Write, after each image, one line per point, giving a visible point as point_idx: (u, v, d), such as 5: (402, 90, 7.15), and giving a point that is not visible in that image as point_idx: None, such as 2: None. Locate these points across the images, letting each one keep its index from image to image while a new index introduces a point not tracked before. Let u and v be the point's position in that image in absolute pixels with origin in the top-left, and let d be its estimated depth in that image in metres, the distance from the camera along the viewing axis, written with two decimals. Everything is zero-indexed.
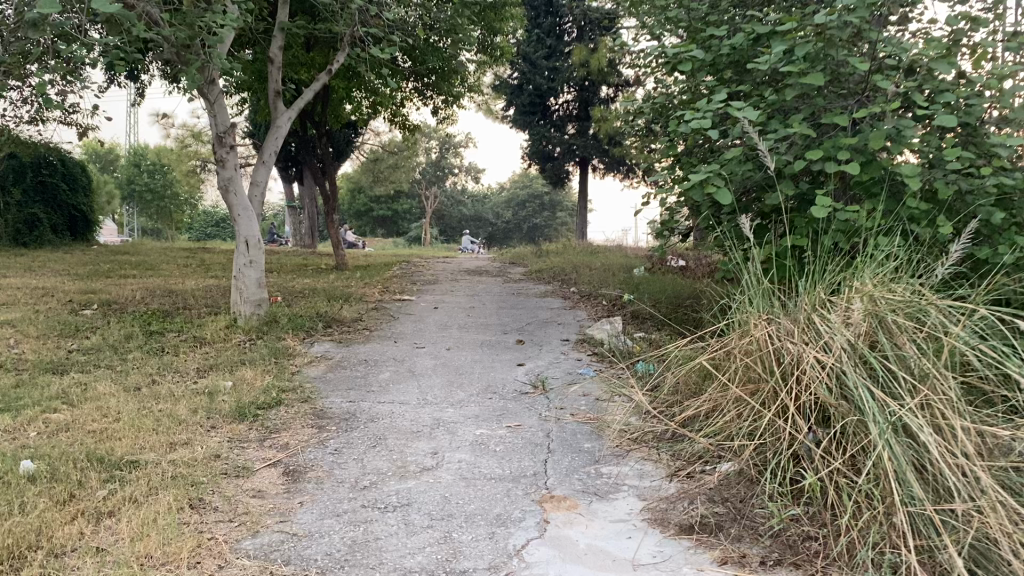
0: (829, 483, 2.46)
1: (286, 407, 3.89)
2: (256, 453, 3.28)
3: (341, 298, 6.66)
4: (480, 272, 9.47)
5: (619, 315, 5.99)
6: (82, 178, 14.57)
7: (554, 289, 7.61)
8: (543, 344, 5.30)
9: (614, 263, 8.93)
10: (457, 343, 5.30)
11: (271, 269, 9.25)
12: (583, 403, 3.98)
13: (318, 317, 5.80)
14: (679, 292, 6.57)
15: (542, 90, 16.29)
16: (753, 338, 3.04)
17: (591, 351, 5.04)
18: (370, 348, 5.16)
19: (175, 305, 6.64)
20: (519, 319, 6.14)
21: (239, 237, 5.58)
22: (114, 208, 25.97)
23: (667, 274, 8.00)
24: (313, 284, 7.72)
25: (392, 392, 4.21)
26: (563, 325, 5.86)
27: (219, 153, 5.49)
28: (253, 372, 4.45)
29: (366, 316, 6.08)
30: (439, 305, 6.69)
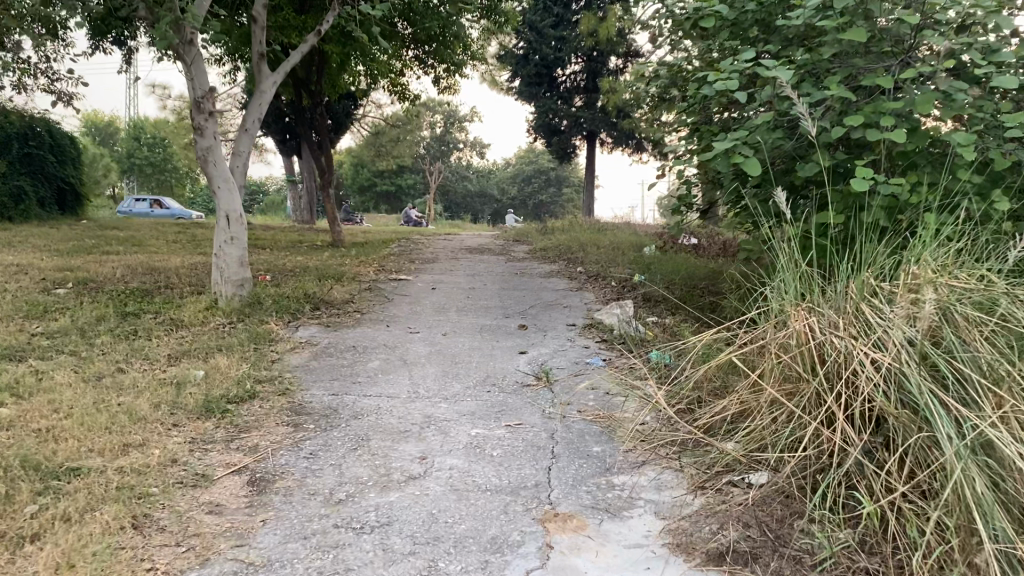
0: (889, 509, 2.04)
1: (260, 402, 3.48)
2: (219, 457, 2.89)
3: (332, 278, 6.25)
4: (483, 250, 9.05)
5: (630, 298, 5.57)
6: (72, 150, 14.16)
7: (559, 269, 7.19)
8: (548, 329, 4.89)
9: (624, 241, 8.49)
10: (454, 328, 4.88)
11: (263, 246, 8.84)
12: (592, 398, 3.59)
13: (305, 299, 5.39)
14: (694, 273, 6.14)
15: (549, 60, 15.74)
16: (792, 330, 2.61)
17: (599, 338, 4.62)
18: (359, 333, 4.74)
19: (157, 284, 6.24)
20: (522, 301, 5.72)
21: (220, 211, 5.17)
22: (112, 183, 25.57)
23: (680, 254, 7.56)
24: (306, 262, 7.32)
25: (381, 383, 3.80)
26: (570, 309, 5.44)
27: (197, 120, 5.04)
28: (228, 360, 4.05)
29: (357, 297, 5.67)
30: (437, 285, 6.28)
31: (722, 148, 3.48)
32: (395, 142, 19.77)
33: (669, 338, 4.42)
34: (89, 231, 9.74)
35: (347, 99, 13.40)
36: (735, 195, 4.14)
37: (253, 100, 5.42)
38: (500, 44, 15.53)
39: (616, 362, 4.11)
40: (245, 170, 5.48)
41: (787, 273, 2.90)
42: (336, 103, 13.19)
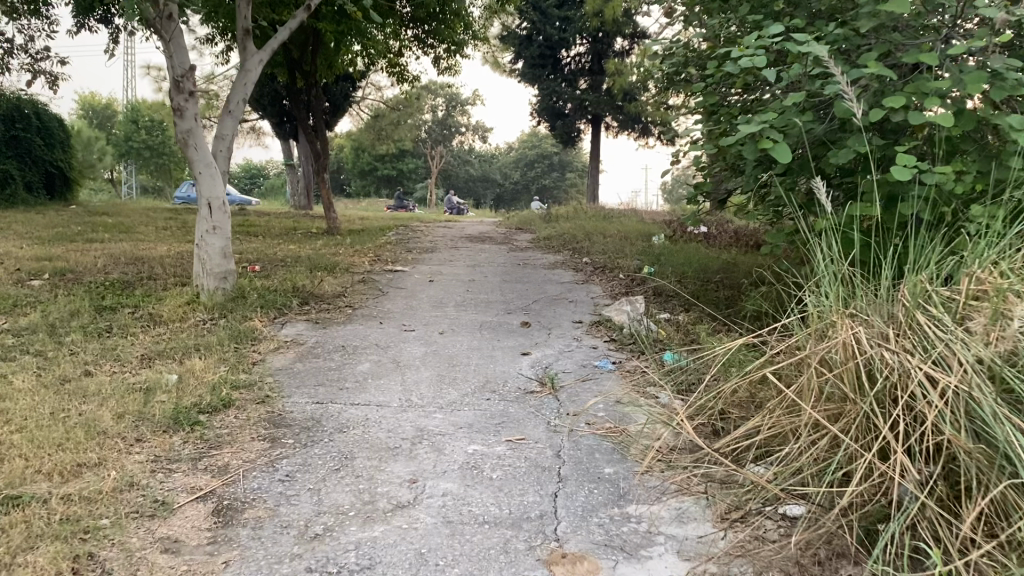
0: (963, 565, 1.72)
1: (236, 413, 3.16)
2: (184, 480, 2.56)
3: (325, 269, 5.92)
4: (484, 238, 8.72)
5: (639, 293, 5.23)
6: (60, 133, 13.83)
7: (564, 259, 6.85)
8: (552, 327, 4.56)
9: (631, 229, 8.15)
10: (452, 325, 4.55)
11: (256, 234, 8.50)
12: (601, 409, 3.26)
13: (294, 292, 5.06)
14: (707, 266, 5.80)
15: (552, 42, 15.31)
16: (836, 342, 2.27)
17: (608, 338, 4.29)
18: (350, 331, 4.42)
19: (139, 275, 5.90)
20: (525, 295, 5.38)
21: (201, 199, 4.82)
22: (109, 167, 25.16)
23: (690, 243, 7.22)
24: (298, 251, 6.98)
25: (370, 389, 3.48)
26: (576, 305, 5.10)
27: (175, 100, 4.68)
28: (204, 363, 3.72)
29: (350, 291, 5.34)
30: (435, 277, 5.94)
31: (747, 132, 3.13)
32: (396, 126, 19.36)
33: (684, 341, 4.09)
34: (76, 217, 9.40)
35: (345, 81, 13.00)
36: (758, 183, 3.79)
37: (237, 79, 5.05)
38: (503, 25, 15.11)
39: (628, 366, 3.78)
40: (229, 155, 5.13)
41: (825, 272, 2.55)
42: (333, 85, 12.80)
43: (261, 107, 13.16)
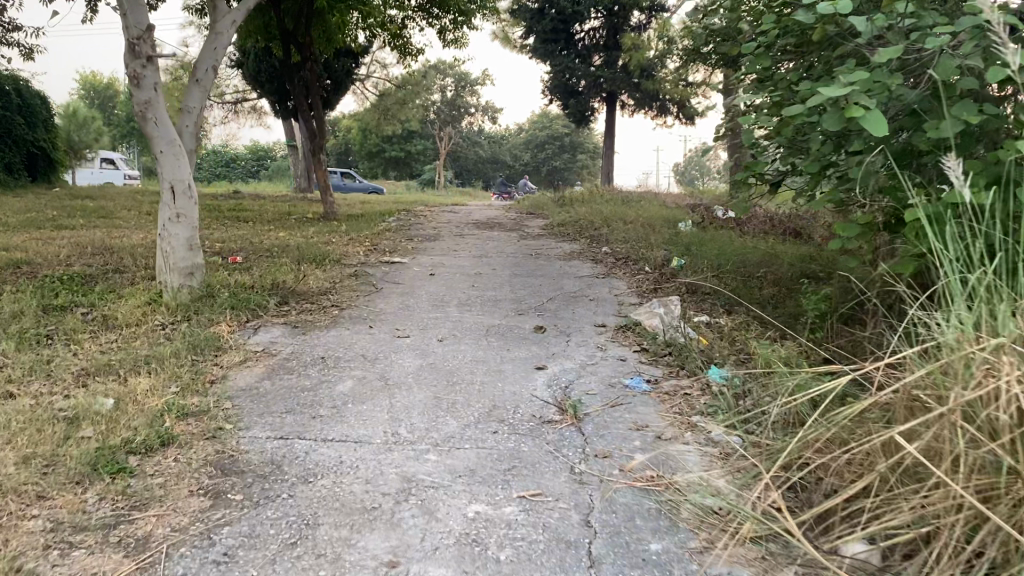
0: None
1: (176, 456, 2.49)
2: (85, 560, 1.90)
3: (312, 262, 5.25)
4: (492, 224, 8.04)
5: (669, 290, 4.55)
6: (42, 111, 13.21)
7: (581, 249, 6.16)
8: (571, 332, 3.89)
9: (653, 214, 7.41)
10: (454, 331, 3.87)
11: (245, 219, 7.83)
12: (637, 446, 2.58)
13: (272, 289, 4.39)
14: (745, 258, 5.11)
15: (566, 16, 14.44)
16: (992, 395, 1.57)
17: (639, 349, 3.61)
18: (334, 338, 3.75)
19: (104, 267, 5.25)
20: (540, 292, 4.70)
21: (163, 182, 4.14)
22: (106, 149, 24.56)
23: (720, 230, 6.53)
24: (285, 239, 6.30)
25: (349, 418, 2.80)
26: (598, 304, 4.42)
27: (130, 67, 3.97)
28: (151, 383, 3.05)
29: (338, 287, 4.67)
30: (437, 270, 5.26)
31: (830, 96, 2.41)
32: (403, 107, 18.57)
33: (734, 358, 3.41)
34: (53, 200, 8.76)
35: (345, 57, 12.24)
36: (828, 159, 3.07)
37: (206, 44, 4.34)
38: None
39: (666, 388, 3.10)
40: (198, 132, 4.43)
41: (957, 283, 1.86)
42: (333, 61, 12.04)
43: (258, 84, 12.43)
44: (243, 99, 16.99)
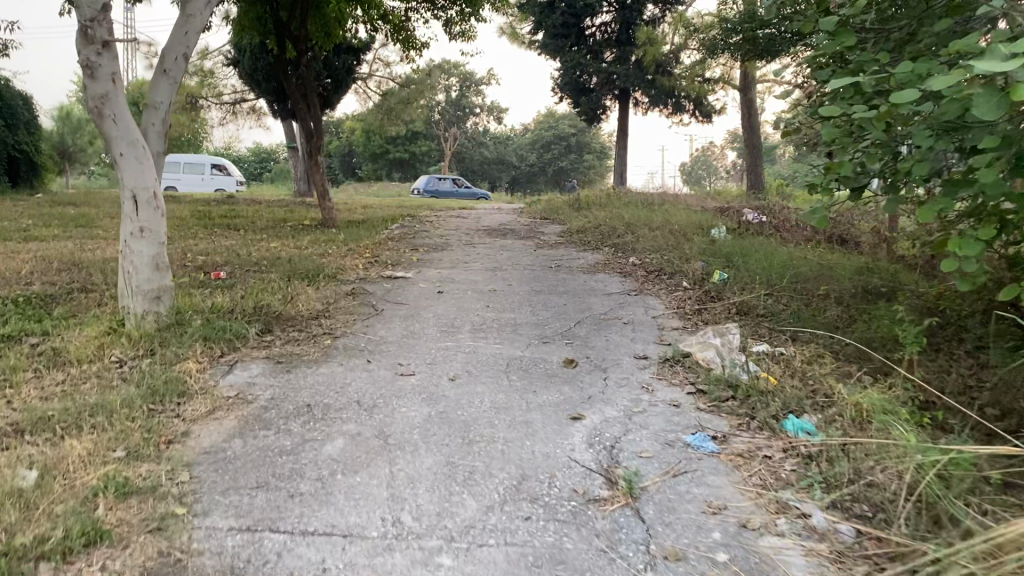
0: None
1: (105, 561, 1.85)
2: None
3: (304, 278, 4.62)
4: (503, 231, 7.41)
5: (717, 312, 3.94)
6: (23, 113, 12.60)
7: (606, 259, 5.54)
8: (607, 365, 3.27)
9: (682, 219, 6.79)
10: (468, 366, 3.24)
11: (237, 228, 7.22)
12: (720, 540, 1.94)
13: (255, 314, 3.78)
14: (797, 270, 4.50)
15: (577, 9, 13.80)
16: None
17: (694, 390, 3.00)
18: (324, 377, 3.12)
19: (68, 286, 4.62)
20: (565, 312, 4.08)
21: (124, 190, 3.49)
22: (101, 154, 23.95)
23: (758, 236, 5.90)
24: (277, 250, 5.68)
25: (337, 498, 2.17)
26: (634, 328, 3.79)
27: (82, 54, 3.32)
28: (91, 447, 2.42)
29: (334, 310, 4.05)
30: (445, 287, 4.64)
31: (984, 71, 1.77)
32: (407, 107, 17.94)
33: (813, 409, 2.80)
34: (30, 209, 8.13)
35: (345, 53, 11.59)
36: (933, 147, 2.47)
37: (176, 27, 3.69)
38: None
39: (739, 449, 2.48)
40: (166, 131, 3.80)
41: None
42: (334, 58, 11.41)
43: (255, 83, 11.81)
44: (242, 99, 16.39)
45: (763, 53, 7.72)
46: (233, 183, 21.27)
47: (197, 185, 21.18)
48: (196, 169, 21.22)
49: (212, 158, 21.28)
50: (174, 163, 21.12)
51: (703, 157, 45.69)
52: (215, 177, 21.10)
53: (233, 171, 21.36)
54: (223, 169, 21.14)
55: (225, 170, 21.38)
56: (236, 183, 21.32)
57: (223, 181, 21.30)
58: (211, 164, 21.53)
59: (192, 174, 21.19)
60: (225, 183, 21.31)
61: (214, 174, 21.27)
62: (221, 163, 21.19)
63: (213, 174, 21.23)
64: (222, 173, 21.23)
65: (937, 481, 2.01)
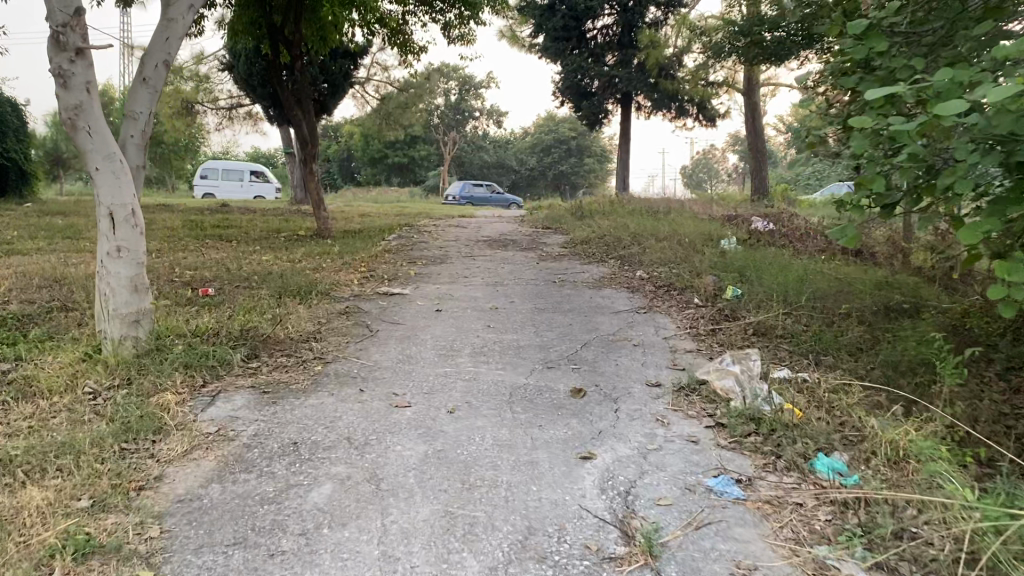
0: None
1: None
2: None
3: (296, 296, 4.39)
4: (505, 241, 7.19)
5: (732, 333, 3.72)
6: (13, 120, 12.38)
7: (612, 272, 5.32)
8: (618, 394, 3.04)
9: (689, 228, 6.57)
10: (468, 396, 3.01)
11: (230, 239, 6.99)
12: None
13: (242, 337, 3.55)
14: (814, 286, 4.29)
15: (578, 12, 13.59)
16: None
17: (712, 424, 2.78)
18: (313, 409, 2.90)
19: (47, 305, 4.39)
20: (570, 332, 3.86)
21: (100, 207, 3.26)
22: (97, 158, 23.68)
23: (769, 248, 5.68)
24: (269, 264, 5.45)
25: (323, 557, 1.93)
26: (645, 351, 3.57)
27: (54, 62, 3.11)
28: (53, 495, 2.19)
29: (326, 331, 3.83)
30: (444, 305, 4.42)
31: None
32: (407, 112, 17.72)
33: (842, 446, 2.58)
34: (18, 219, 7.90)
35: (343, 58, 11.36)
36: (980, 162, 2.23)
37: (157, 33, 3.47)
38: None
39: (766, 495, 2.27)
40: (147, 143, 3.57)
41: None
42: (332, 64, 11.18)
43: (251, 89, 11.58)
44: (239, 105, 16.16)
45: (770, 57, 7.52)
46: (272, 191, 21.37)
47: (237, 192, 21.07)
48: (235, 177, 21.17)
49: (251, 165, 21.27)
50: (213, 170, 21.05)
51: (704, 160, 45.45)
52: (256, 184, 21.18)
53: (271, 180, 21.49)
54: (261, 176, 21.23)
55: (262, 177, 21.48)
56: (271, 190, 21.44)
57: (262, 189, 21.29)
58: (248, 171, 21.47)
59: (232, 181, 21.14)
60: (262, 190, 21.51)
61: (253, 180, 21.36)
62: (258, 169, 21.15)
63: (252, 181, 21.26)
64: (260, 179, 21.31)
65: (1003, 548, 1.78)
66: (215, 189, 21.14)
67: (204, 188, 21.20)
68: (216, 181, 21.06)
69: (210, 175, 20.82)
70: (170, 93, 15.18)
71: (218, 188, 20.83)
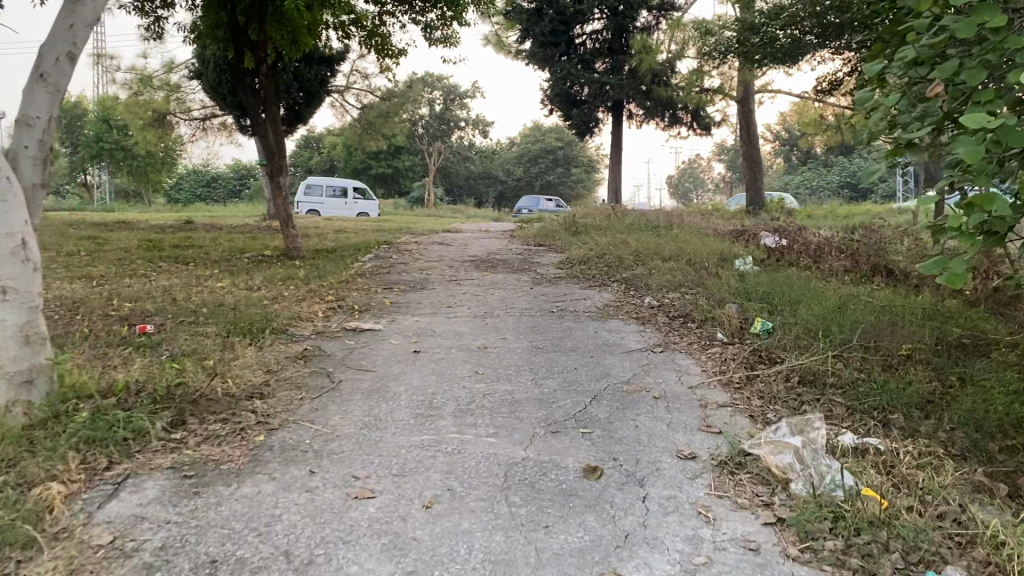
0: None
1: None
2: None
3: (246, 338, 3.67)
4: (493, 261, 6.52)
5: (771, 383, 3.06)
6: None
7: (617, 300, 4.64)
8: (642, 474, 2.36)
9: (698, 246, 5.92)
10: (450, 479, 2.32)
11: (185, 262, 6.22)
12: None
13: (168, 399, 2.82)
14: (858, 318, 3.64)
15: (567, 16, 12.95)
16: None
17: (773, 520, 2.10)
18: (247, 505, 2.19)
19: None
20: (575, 380, 3.19)
21: None
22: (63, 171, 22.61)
23: (790, 269, 5.04)
24: (223, 295, 4.71)
25: None
26: (668, 406, 2.90)
27: None
28: None
29: (278, 384, 3.12)
30: (423, 344, 3.73)
31: None
32: (388, 124, 17.01)
33: (953, 555, 1.92)
34: None
35: (320, 65, 10.64)
36: None
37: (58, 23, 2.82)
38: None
39: None
40: (44, 155, 2.90)
41: None
42: (307, 73, 10.47)
43: (220, 97, 10.80)
44: (213, 115, 15.40)
45: (777, 58, 6.87)
46: (374, 210, 21.02)
47: (343, 212, 20.77)
48: (339, 195, 20.74)
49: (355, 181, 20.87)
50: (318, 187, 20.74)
51: (689, 171, 44.80)
52: (359, 203, 20.83)
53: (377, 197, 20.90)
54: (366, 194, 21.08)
55: (365, 195, 21.17)
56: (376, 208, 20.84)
57: (366, 207, 20.73)
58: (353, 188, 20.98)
59: (336, 199, 20.78)
60: (368, 208, 20.90)
61: (355, 199, 20.89)
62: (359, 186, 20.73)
63: (355, 199, 20.93)
64: (362, 198, 21.08)
65: None
66: (319, 205, 20.82)
67: (307, 205, 20.85)
68: (320, 198, 20.81)
69: (315, 192, 20.64)
70: (141, 103, 14.41)
71: (320, 205, 20.48)
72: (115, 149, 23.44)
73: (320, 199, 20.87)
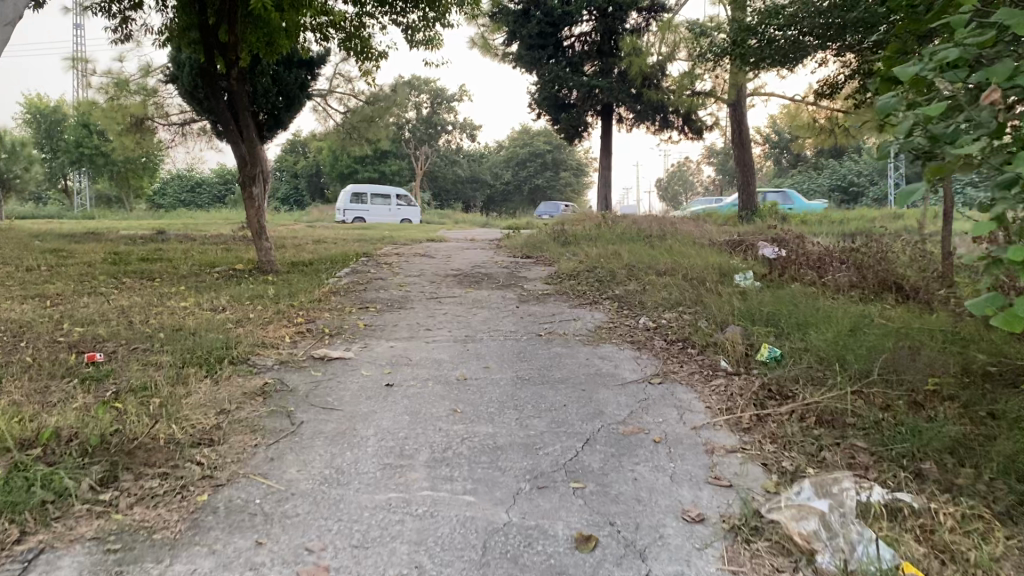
0: None
1: None
2: None
3: (201, 371, 3.31)
4: (477, 275, 6.20)
5: (784, 423, 2.73)
6: None
7: (610, 320, 4.32)
8: (643, 543, 2.02)
9: (694, 259, 5.61)
10: (419, 553, 1.98)
11: (149, 278, 5.84)
12: None
13: (100, 451, 2.46)
14: (874, 343, 3.32)
15: (555, 18, 12.65)
16: None
17: None
18: None
19: None
20: (565, 420, 2.85)
21: None
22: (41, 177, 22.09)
23: (794, 284, 4.74)
24: (184, 318, 4.35)
25: None
26: (671, 453, 2.57)
27: None
28: None
29: (232, 428, 2.77)
30: (397, 375, 3.39)
31: None
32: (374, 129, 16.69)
33: None
34: None
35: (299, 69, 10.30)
36: None
37: None
38: None
39: None
40: None
41: None
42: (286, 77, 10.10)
43: (196, 100, 10.46)
44: (193, 120, 15.02)
45: (773, 60, 6.56)
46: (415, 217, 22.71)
47: (388, 217, 21.90)
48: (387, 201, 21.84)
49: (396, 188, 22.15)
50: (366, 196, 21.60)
51: (677, 174, 44.34)
52: (404, 210, 22.51)
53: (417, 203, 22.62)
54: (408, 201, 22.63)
55: (405, 202, 22.59)
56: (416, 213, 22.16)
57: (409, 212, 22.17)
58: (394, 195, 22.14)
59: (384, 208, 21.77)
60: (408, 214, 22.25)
61: (399, 205, 22.14)
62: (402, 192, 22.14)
63: (399, 206, 22.28)
64: (406, 206, 22.47)
65: None
66: (365, 213, 21.44)
67: (353, 213, 21.30)
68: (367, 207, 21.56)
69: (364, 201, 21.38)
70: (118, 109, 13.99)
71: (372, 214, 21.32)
72: (95, 155, 23.00)
73: (365, 207, 21.53)
